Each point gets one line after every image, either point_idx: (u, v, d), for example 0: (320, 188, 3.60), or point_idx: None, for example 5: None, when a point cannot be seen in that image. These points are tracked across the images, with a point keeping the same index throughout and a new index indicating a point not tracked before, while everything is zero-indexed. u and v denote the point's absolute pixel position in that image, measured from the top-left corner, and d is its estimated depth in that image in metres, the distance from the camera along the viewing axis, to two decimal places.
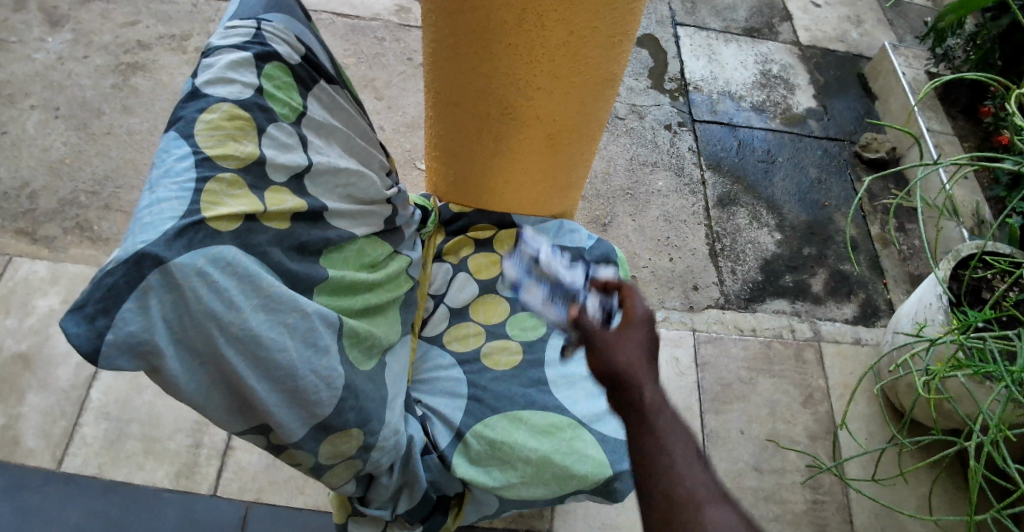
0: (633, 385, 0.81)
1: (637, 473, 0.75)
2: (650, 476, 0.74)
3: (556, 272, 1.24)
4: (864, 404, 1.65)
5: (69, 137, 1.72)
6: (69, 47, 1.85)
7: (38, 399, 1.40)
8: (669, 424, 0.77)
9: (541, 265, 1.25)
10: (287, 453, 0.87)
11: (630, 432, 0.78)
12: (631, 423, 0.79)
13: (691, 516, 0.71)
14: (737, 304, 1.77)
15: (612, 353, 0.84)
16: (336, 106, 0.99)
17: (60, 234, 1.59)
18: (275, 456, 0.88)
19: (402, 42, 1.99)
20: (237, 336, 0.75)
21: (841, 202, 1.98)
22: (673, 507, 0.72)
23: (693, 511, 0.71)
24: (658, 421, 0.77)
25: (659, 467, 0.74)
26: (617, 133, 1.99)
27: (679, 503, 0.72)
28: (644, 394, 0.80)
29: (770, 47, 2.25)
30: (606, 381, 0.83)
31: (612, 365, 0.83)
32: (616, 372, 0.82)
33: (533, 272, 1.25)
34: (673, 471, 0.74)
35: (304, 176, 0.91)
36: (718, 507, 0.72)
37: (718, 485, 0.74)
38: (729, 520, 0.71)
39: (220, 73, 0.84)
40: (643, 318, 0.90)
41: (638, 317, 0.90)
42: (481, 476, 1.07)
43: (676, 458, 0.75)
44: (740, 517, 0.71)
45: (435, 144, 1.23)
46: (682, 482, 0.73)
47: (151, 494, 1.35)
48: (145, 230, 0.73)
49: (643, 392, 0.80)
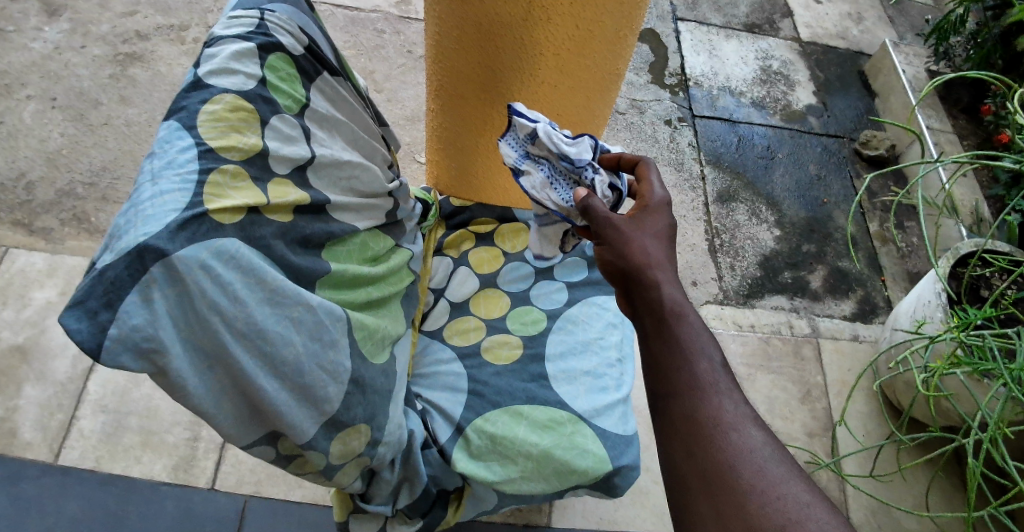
0: (652, 283, 0.80)
1: (661, 389, 0.75)
2: (674, 394, 0.74)
3: (559, 146, 0.97)
4: (862, 401, 1.66)
5: (66, 127, 1.70)
6: (66, 37, 1.84)
7: (35, 392, 1.39)
8: (691, 333, 0.77)
9: (538, 141, 0.98)
10: (299, 460, 0.88)
11: (650, 339, 0.78)
12: (649, 328, 0.79)
13: (718, 441, 0.71)
14: (736, 300, 1.77)
15: (628, 247, 0.84)
16: (339, 98, 0.98)
17: (57, 225, 1.58)
18: (287, 467, 0.88)
19: (401, 35, 1.98)
20: (242, 331, 0.75)
21: (840, 199, 1.98)
22: (698, 428, 0.72)
23: (717, 433, 0.71)
24: (681, 329, 0.77)
25: (682, 386, 0.74)
26: (618, 127, 1.98)
27: (705, 424, 0.72)
28: (664, 296, 0.79)
29: (771, 44, 2.25)
30: (622, 278, 0.83)
31: (628, 261, 0.83)
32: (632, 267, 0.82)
33: (530, 152, 1.01)
34: (698, 391, 0.73)
35: (306, 168, 0.90)
36: (744, 431, 0.72)
37: (745, 406, 0.74)
38: (755, 443, 0.71)
39: (224, 64, 0.84)
40: (661, 204, 0.90)
41: (655, 204, 0.90)
42: (481, 471, 1.07)
43: (699, 376, 0.74)
44: (768, 440, 0.72)
45: (436, 137, 1.22)
46: (707, 402, 0.73)
47: (149, 487, 1.34)
48: (147, 222, 0.72)
49: (663, 293, 0.79)
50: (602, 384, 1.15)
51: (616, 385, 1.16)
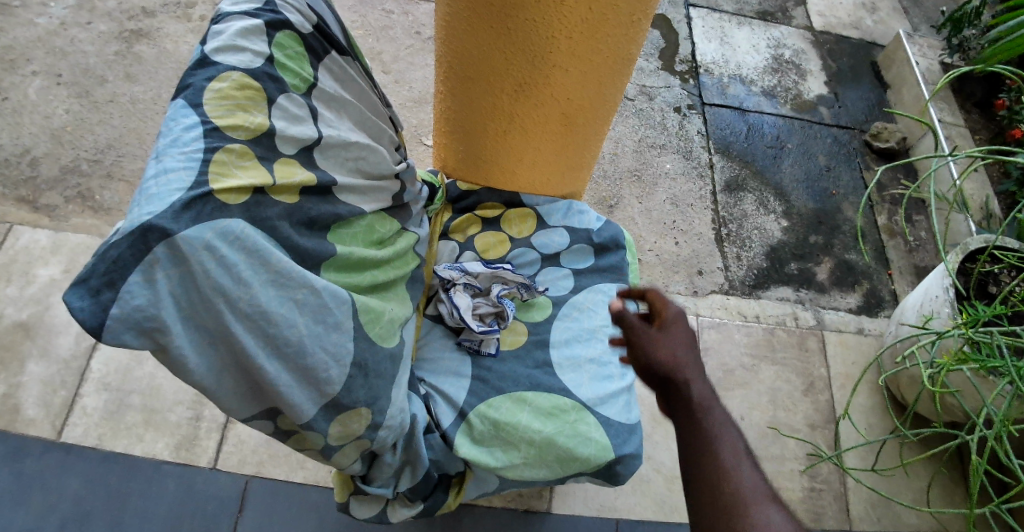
0: (683, 383, 0.82)
1: (689, 468, 0.76)
2: (700, 471, 0.75)
3: None
4: (865, 394, 1.65)
5: (71, 104, 1.69)
6: (72, 13, 1.82)
7: (38, 369, 1.39)
8: (718, 420, 0.79)
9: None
10: (294, 437, 0.86)
11: (681, 428, 0.79)
12: (680, 419, 0.80)
13: (741, 513, 0.72)
14: (742, 290, 1.76)
15: (657, 354, 0.87)
16: (347, 77, 0.97)
17: (61, 202, 1.57)
18: (283, 441, 0.88)
19: (410, 15, 1.96)
20: (245, 313, 0.74)
21: (849, 191, 1.97)
22: (723, 502, 0.73)
23: (741, 509, 0.72)
24: (708, 416, 0.79)
25: (708, 464, 0.75)
26: (626, 113, 1.97)
27: (730, 500, 0.73)
28: (693, 391, 0.81)
29: (783, 32, 2.22)
30: (656, 380, 0.85)
31: (658, 363, 0.85)
32: (662, 368, 0.85)
33: None
34: (723, 467, 0.75)
35: (314, 149, 0.89)
36: (766, 508, 0.72)
37: (766, 484, 0.74)
38: (776, 520, 0.71)
39: (230, 41, 0.83)
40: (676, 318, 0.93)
41: (672, 318, 0.93)
42: (483, 456, 1.06)
43: (725, 454, 0.76)
44: (789, 517, 0.72)
45: (443, 119, 1.20)
46: (732, 479, 0.74)
47: (151, 465, 1.35)
48: (151, 201, 0.71)
49: (692, 389, 0.82)
50: (606, 372, 1.15)
51: (620, 374, 1.16)
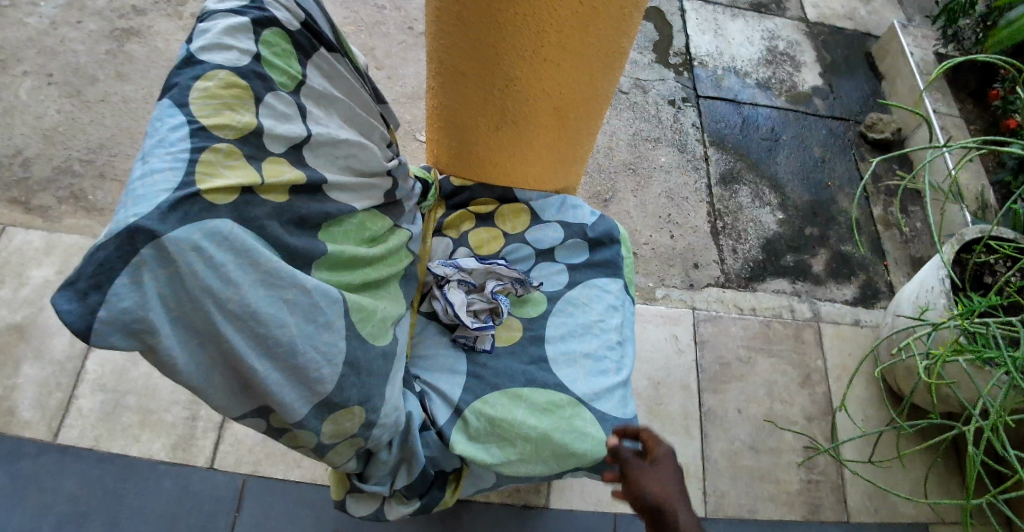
0: (672, 518, 0.95)
1: None
2: None
3: None
4: (862, 386, 1.65)
5: (62, 104, 1.68)
6: (62, 12, 1.81)
7: (33, 371, 1.39)
8: None
9: None
10: (291, 436, 0.86)
11: None
12: None
13: None
14: (737, 283, 1.76)
15: (648, 487, 0.98)
16: (337, 74, 0.96)
17: (54, 203, 1.57)
18: (276, 438, 0.88)
19: (402, 11, 1.95)
20: (235, 313, 0.74)
21: (844, 183, 1.97)
22: None
23: None
24: None
25: None
26: (621, 107, 1.96)
27: None
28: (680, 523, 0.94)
29: (777, 24, 2.21)
30: (647, 512, 0.97)
31: (651, 499, 0.96)
32: (655, 504, 0.96)
33: None
34: None
35: (303, 146, 0.89)
36: None
37: None
38: None
39: (216, 39, 0.82)
40: (666, 455, 1.02)
41: (661, 453, 1.02)
42: (479, 453, 1.06)
43: None
44: None
45: (435, 115, 1.20)
46: None
47: (148, 466, 1.34)
48: (138, 202, 0.71)
49: (680, 520, 0.94)
50: (602, 367, 1.15)
51: (616, 368, 1.16)
